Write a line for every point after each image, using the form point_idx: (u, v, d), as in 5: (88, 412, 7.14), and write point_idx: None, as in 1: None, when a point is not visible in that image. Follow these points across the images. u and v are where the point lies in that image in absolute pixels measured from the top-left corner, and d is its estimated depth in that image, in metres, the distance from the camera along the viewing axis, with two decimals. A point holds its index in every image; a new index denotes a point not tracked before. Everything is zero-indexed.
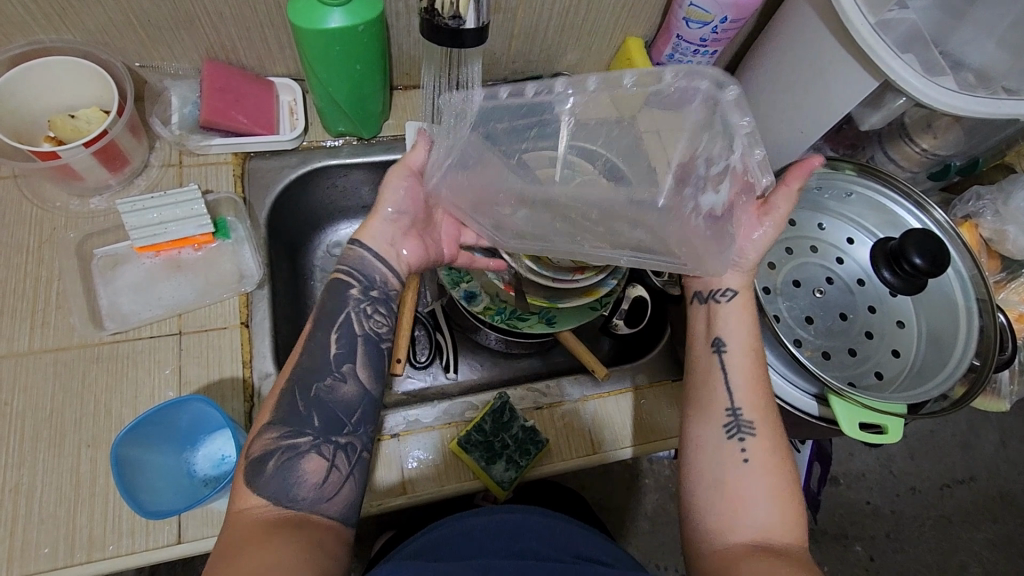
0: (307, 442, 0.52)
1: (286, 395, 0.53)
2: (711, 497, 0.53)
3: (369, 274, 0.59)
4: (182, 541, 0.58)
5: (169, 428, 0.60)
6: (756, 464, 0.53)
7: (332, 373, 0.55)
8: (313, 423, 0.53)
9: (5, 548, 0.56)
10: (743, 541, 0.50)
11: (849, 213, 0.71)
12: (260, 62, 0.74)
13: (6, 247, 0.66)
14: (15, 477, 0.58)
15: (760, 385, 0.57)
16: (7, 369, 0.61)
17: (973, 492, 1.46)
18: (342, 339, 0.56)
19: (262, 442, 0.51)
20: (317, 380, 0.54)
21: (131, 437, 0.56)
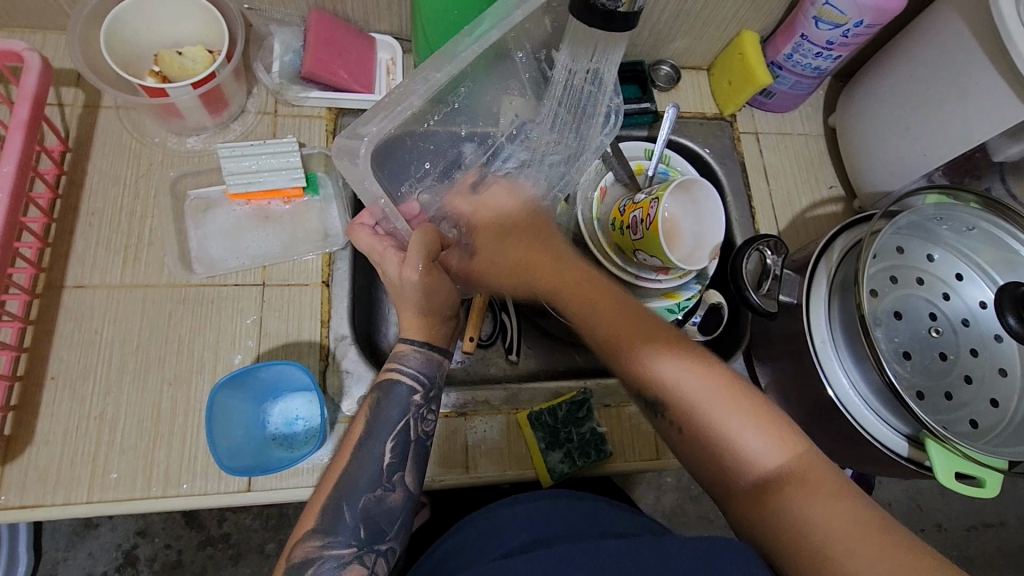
0: (351, 554, 0.49)
1: (332, 502, 0.50)
2: (701, 454, 0.53)
3: (424, 371, 0.55)
4: (251, 489, 0.59)
5: (256, 382, 0.61)
6: (688, 405, 0.53)
7: (381, 484, 0.51)
8: (358, 534, 0.49)
9: (86, 473, 0.58)
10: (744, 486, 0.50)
11: (964, 247, 0.67)
12: (365, 16, 0.72)
13: (104, 177, 0.66)
14: (100, 405, 0.60)
15: (606, 311, 0.59)
16: (99, 299, 0.62)
17: (1002, 537, 1.42)
18: (396, 448, 0.52)
19: (305, 548, 0.48)
20: (365, 492, 0.50)
21: (229, 385, 0.59)
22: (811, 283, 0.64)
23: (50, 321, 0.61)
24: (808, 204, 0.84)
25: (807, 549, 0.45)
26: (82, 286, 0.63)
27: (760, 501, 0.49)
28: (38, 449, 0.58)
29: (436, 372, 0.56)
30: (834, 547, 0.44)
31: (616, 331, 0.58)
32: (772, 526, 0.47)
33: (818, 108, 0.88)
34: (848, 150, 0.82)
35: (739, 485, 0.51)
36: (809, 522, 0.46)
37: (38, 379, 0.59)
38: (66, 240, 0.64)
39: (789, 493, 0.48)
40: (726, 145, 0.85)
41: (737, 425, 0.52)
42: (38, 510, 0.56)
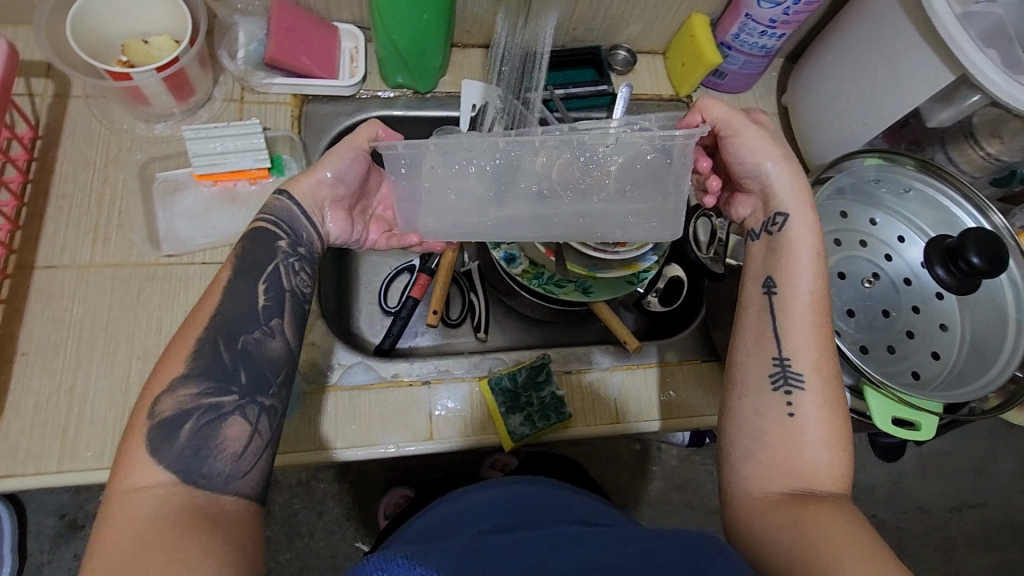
0: (230, 402, 0.49)
1: (205, 341, 0.50)
2: (768, 451, 0.52)
3: (291, 226, 0.57)
4: None
5: None
6: (807, 422, 0.53)
7: (259, 327, 0.52)
8: (239, 380, 0.50)
9: (58, 444, 0.59)
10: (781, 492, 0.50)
11: (903, 210, 0.69)
12: (326, 6, 0.75)
13: (74, 163, 0.68)
14: (71, 379, 0.61)
15: (814, 328, 0.55)
16: (69, 278, 0.64)
17: (982, 517, 1.44)
18: (269, 300, 0.54)
19: (176, 397, 0.47)
20: (244, 331, 0.51)
21: None
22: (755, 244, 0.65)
23: (21, 300, 0.63)
24: None
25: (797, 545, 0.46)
26: (52, 266, 0.64)
27: (797, 507, 0.49)
28: (10, 422, 0.59)
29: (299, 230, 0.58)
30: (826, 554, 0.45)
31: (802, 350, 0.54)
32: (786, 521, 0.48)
33: (771, 89, 0.91)
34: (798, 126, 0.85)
35: (769, 488, 0.51)
36: (827, 525, 0.46)
37: (10, 355, 0.61)
38: (37, 223, 0.66)
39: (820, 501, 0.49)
40: None
41: (802, 455, 0.51)
42: (9, 480, 0.58)
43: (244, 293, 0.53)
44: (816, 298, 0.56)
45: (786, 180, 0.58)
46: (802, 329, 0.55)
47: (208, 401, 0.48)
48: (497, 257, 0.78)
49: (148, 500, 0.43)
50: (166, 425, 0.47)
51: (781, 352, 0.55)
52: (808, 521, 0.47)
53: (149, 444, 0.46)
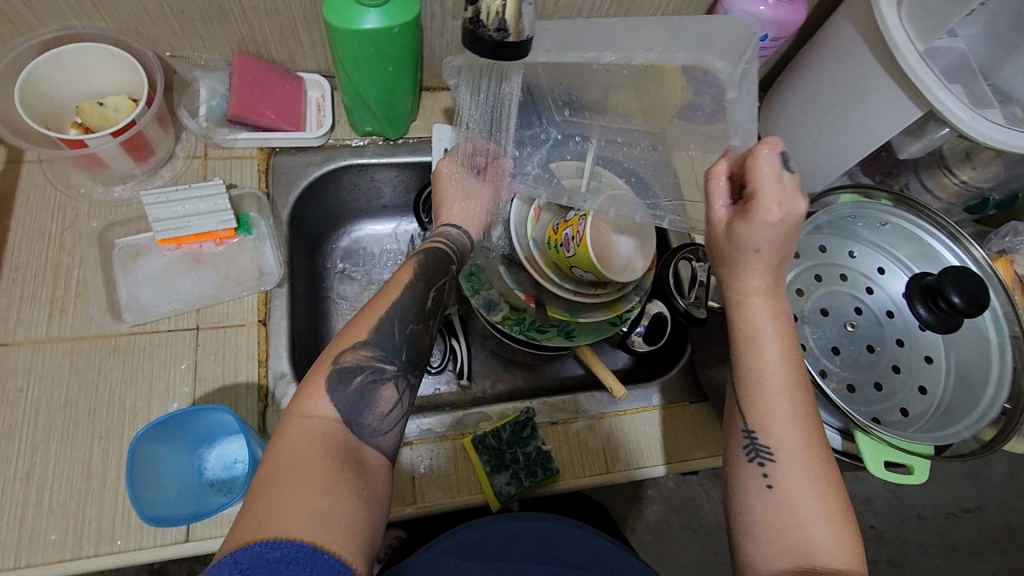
0: (393, 374, 0.52)
1: (383, 319, 0.53)
2: (756, 525, 0.47)
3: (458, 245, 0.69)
4: (190, 539, 0.57)
5: (190, 427, 0.59)
6: (790, 492, 0.47)
7: (422, 321, 0.56)
8: (400, 357, 0.53)
9: (14, 537, 0.56)
10: (780, 571, 0.45)
11: (882, 242, 0.69)
12: (290, 57, 0.74)
13: (28, 233, 0.65)
14: (27, 466, 0.58)
15: (789, 397, 0.48)
16: (25, 356, 0.61)
17: (980, 521, 1.44)
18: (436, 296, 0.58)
19: (356, 354, 0.50)
20: (411, 320, 0.55)
21: (154, 433, 0.56)
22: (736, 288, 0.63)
23: None
24: None
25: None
26: (6, 344, 0.61)
27: None
28: None
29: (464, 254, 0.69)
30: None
31: (776, 415, 0.48)
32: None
33: None
34: None
35: (764, 570, 0.46)
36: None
37: None
38: None
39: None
40: None
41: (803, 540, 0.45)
42: None
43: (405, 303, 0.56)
44: (789, 366, 0.48)
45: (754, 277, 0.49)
46: (775, 399, 0.48)
47: (373, 365, 0.51)
48: (477, 306, 0.76)
49: (315, 432, 0.45)
50: (336, 385, 0.48)
51: (747, 424, 0.49)
52: None
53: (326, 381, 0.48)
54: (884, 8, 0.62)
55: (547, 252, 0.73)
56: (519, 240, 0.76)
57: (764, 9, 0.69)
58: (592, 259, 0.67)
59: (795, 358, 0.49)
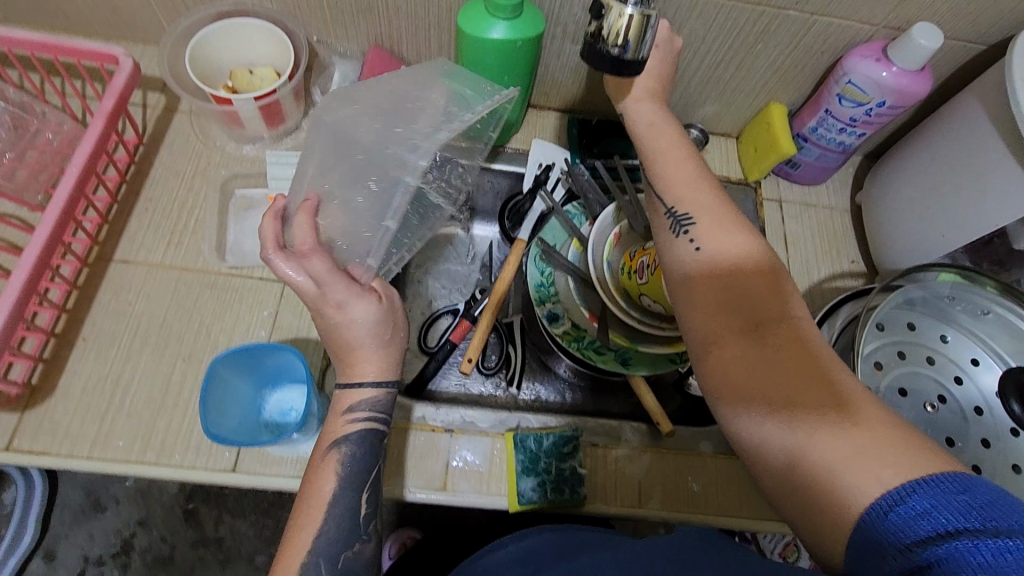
0: None
1: (308, 565, 0.50)
2: (710, 308, 0.48)
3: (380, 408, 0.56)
4: (237, 470, 0.62)
5: (260, 364, 0.63)
6: (718, 250, 0.50)
7: (357, 539, 0.53)
8: None
9: (93, 430, 0.61)
10: (745, 339, 0.46)
11: (979, 331, 0.64)
12: (417, 56, 0.80)
13: (167, 170, 0.74)
14: (118, 370, 0.64)
15: (703, 194, 0.54)
16: (139, 274, 0.69)
17: None
18: (370, 497, 0.55)
19: None
20: (343, 549, 0.52)
21: (233, 361, 0.60)
22: None
23: (93, 289, 0.67)
24: (827, 274, 0.83)
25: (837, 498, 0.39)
26: (127, 261, 0.69)
27: (770, 379, 0.44)
28: (55, 401, 0.62)
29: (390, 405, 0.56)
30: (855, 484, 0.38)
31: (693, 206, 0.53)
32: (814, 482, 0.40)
33: (845, 185, 0.89)
34: (871, 227, 0.82)
35: (735, 351, 0.46)
36: (827, 447, 0.40)
37: (71, 338, 0.65)
38: (123, 220, 0.71)
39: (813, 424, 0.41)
40: (748, 208, 0.86)
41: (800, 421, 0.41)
42: (42, 457, 0.60)
43: (345, 509, 0.53)
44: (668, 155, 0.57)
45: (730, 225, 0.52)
46: (686, 178, 0.55)
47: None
48: (540, 316, 0.78)
49: None
50: None
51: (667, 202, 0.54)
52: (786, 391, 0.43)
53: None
54: (1016, 85, 0.59)
55: (619, 277, 0.74)
56: (594, 259, 0.76)
57: (885, 75, 0.68)
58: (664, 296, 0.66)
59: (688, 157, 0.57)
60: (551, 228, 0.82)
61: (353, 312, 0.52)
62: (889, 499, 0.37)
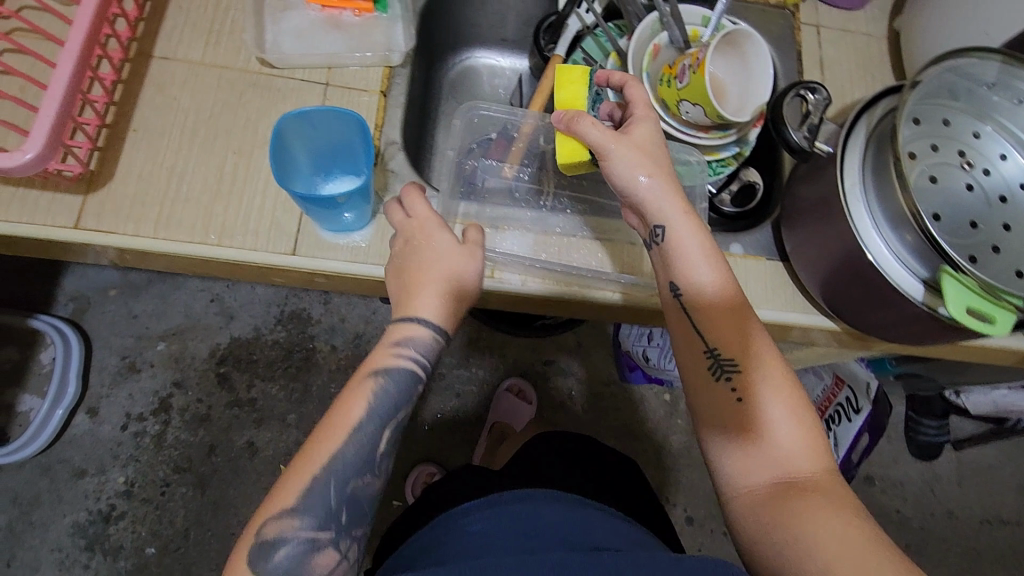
0: (326, 536, 0.54)
1: (318, 481, 0.54)
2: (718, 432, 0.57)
3: (425, 355, 0.60)
4: (296, 253, 0.65)
5: (320, 139, 0.62)
6: (714, 332, 0.58)
7: (369, 472, 0.56)
8: (340, 518, 0.55)
9: (154, 213, 0.64)
10: (738, 406, 0.56)
11: (1010, 123, 0.66)
12: None
13: None
14: (172, 160, 0.65)
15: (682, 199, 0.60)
16: (181, 71, 0.68)
17: (1015, 536, 1.45)
18: (393, 434, 0.58)
19: (280, 524, 0.53)
20: (355, 478, 0.55)
21: (296, 124, 0.59)
22: (849, 134, 0.65)
23: (137, 84, 0.67)
24: (859, 97, 0.84)
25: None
26: (167, 58, 0.68)
27: (758, 440, 0.54)
28: (114, 187, 0.64)
29: (433, 354, 0.61)
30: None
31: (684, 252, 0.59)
32: (773, 473, 0.53)
33: (884, 11, 0.88)
34: (908, 48, 0.82)
35: (726, 446, 0.56)
36: (790, 452, 0.54)
37: (121, 130, 0.65)
38: (159, 18, 0.69)
39: (754, 388, 0.56)
40: (785, 32, 0.85)
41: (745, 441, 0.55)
42: (109, 236, 0.62)
43: (367, 439, 0.56)
44: (659, 163, 0.61)
45: (659, 189, 0.60)
46: (716, 313, 0.58)
47: (303, 535, 0.53)
48: None
49: None
50: (279, 541, 0.52)
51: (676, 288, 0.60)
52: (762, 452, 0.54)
53: (251, 559, 0.52)
54: None
55: (658, 88, 0.76)
56: (634, 69, 0.77)
57: None
58: (585, 97, 0.70)
59: (660, 170, 0.60)
60: (587, 45, 0.83)
61: (438, 232, 0.62)
62: None
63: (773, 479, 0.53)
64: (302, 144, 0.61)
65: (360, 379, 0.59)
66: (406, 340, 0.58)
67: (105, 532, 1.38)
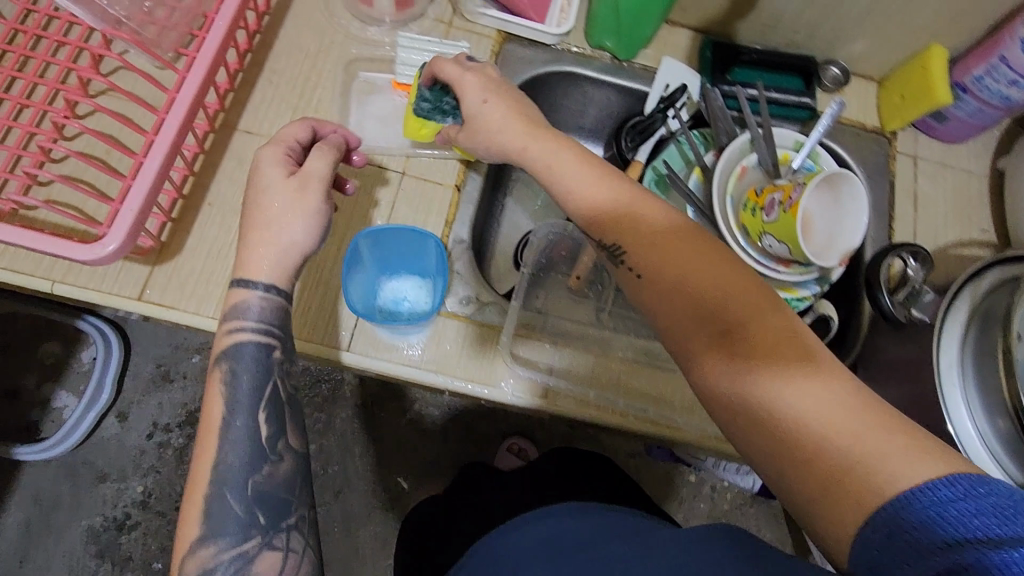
0: (254, 546, 0.49)
1: (213, 495, 0.49)
2: (767, 450, 0.44)
3: (270, 321, 0.55)
4: (350, 350, 0.63)
5: (395, 250, 0.68)
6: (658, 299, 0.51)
7: (265, 463, 0.51)
8: (257, 522, 0.50)
9: (217, 292, 0.63)
10: (762, 404, 0.44)
11: None
12: None
13: (291, 44, 0.72)
14: (242, 238, 0.65)
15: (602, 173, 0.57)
16: (263, 147, 0.68)
17: None
18: (269, 418, 0.52)
19: (198, 559, 0.48)
20: (251, 473, 0.50)
21: (371, 239, 0.65)
22: (950, 304, 0.60)
23: (217, 156, 0.67)
24: (954, 240, 0.78)
25: (829, 468, 0.41)
26: (251, 133, 0.68)
27: (799, 443, 0.42)
28: (181, 261, 0.63)
29: (283, 321, 0.56)
30: (875, 461, 0.39)
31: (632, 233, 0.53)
32: (827, 465, 0.41)
33: (990, 148, 0.83)
34: (1016, 196, 0.76)
35: (788, 443, 0.43)
36: (841, 446, 0.41)
37: (196, 202, 0.65)
38: (247, 90, 0.70)
39: (754, 368, 0.45)
40: (880, 160, 0.81)
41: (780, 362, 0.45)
42: (170, 312, 0.62)
43: (240, 434, 0.51)
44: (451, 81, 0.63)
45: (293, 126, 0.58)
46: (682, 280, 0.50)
47: (229, 556, 0.48)
48: None
49: None
50: (217, 522, 0.49)
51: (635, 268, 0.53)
52: (813, 452, 0.42)
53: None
54: None
55: (740, 212, 0.72)
56: (718, 189, 0.73)
57: None
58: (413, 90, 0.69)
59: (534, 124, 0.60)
60: (668, 153, 0.79)
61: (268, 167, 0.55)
62: (904, 499, 0.37)
63: (821, 426, 0.42)
64: (375, 254, 0.68)
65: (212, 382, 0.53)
66: (241, 311, 0.53)
67: (117, 540, 1.40)
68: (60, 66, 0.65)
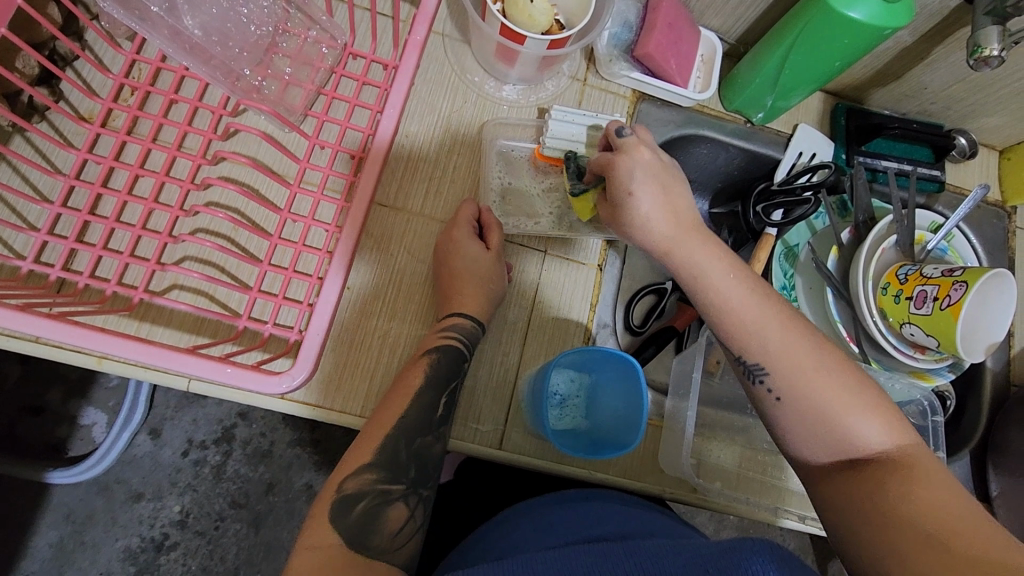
0: (398, 491, 0.51)
1: (390, 439, 0.52)
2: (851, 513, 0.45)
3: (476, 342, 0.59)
4: (502, 449, 0.61)
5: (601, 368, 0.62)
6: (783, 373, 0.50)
7: (433, 432, 0.54)
8: (408, 474, 0.52)
9: (364, 388, 0.59)
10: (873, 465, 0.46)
11: None
12: (704, 8, 0.70)
13: (422, 103, 0.66)
14: (385, 325, 0.61)
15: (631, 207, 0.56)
16: (399, 222, 0.64)
17: None
18: (449, 404, 0.56)
19: (359, 480, 0.49)
20: (421, 435, 0.53)
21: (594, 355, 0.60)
22: None
23: None
24: None
25: (905, 526, 0.42)
26: (386, 206, 0.63)
27: (904, 504, 0.43)
28: (325, 352, 0.59)
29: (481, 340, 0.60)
30: (958, 531, 0.40)
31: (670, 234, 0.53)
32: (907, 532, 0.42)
33: None
34: None
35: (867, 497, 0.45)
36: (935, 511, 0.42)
37: None
38: None
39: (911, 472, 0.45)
40: (1000, 236, 0.81)
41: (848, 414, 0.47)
42: (316, 411, 0.58)
43: (427, 408, 0.54)
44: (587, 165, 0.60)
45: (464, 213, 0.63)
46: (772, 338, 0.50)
47: (379, 487, 0.50)
48: None
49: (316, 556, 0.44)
50: (382, 455, 0.51)
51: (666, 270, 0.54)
52: (911, 514, 0.42)
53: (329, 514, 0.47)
54: None
55: (878, 297, 0.69)
56: (859, 276, 0.69)
57: None
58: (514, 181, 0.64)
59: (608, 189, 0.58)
60: (796, 227, 0.78)
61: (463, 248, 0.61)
62: None
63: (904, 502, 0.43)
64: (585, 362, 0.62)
65: (416, 360, 0.57)
66: (455, 325, 0.58)
67: (157, 562, 1.13)
68: (181, 131, 0.58)
